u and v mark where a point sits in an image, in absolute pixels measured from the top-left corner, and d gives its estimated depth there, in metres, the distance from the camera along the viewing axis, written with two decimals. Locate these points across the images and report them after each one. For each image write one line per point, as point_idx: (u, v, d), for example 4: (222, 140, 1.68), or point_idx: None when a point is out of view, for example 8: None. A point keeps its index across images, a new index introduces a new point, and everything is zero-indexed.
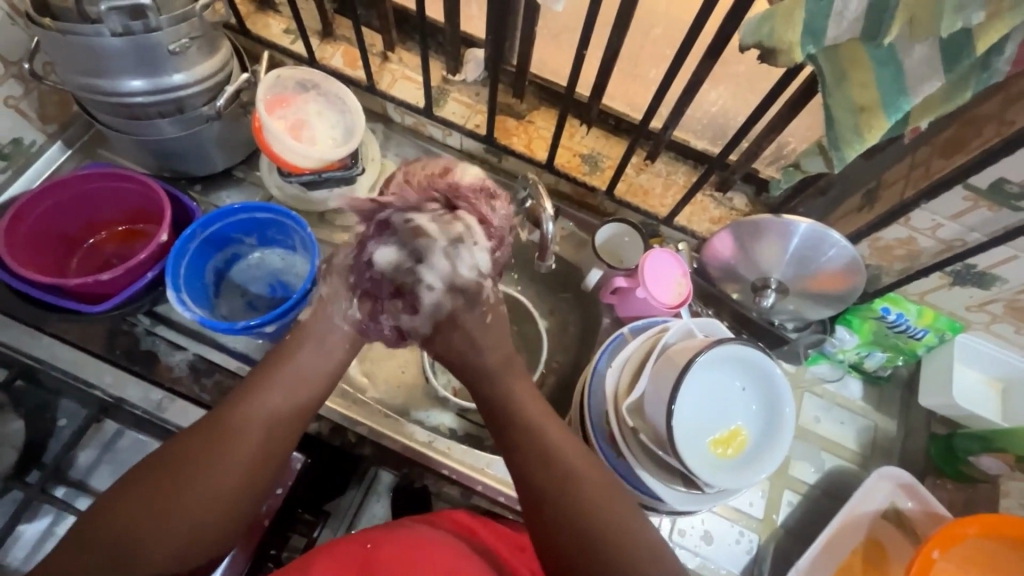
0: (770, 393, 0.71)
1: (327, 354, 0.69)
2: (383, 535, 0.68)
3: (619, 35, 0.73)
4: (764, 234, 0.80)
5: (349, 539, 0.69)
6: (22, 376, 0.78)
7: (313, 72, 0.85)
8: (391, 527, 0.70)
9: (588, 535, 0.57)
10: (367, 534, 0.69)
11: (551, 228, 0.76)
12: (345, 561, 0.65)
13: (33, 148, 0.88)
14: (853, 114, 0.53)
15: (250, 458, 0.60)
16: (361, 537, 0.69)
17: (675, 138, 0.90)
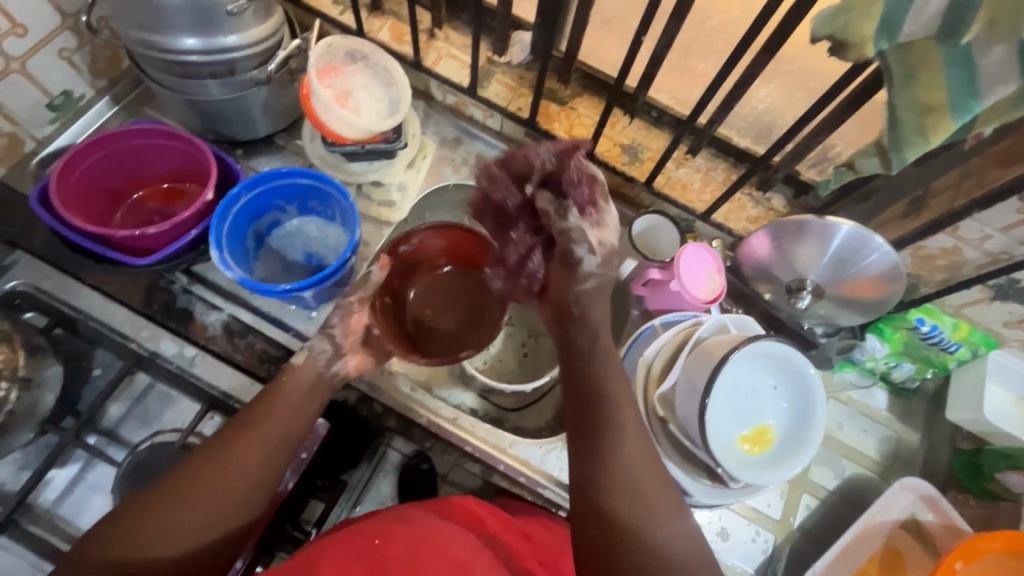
0: (803, 390, 0.70)
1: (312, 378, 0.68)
2: (393, 529, 0.62)
3: (676, 25, 0.72)
4: (805, 235, 0.79)
5: (349, 535, 0.62)
6: (60, 324, 0.80)
7: (363, 43, 0.85)
8: (398, 520, 0.64)
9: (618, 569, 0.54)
10: (376, 526, 0.63)
11: None
12: (353, 556, 0.59)
13: (82, 102, 0.89)
14: (919, 115, 0.52)
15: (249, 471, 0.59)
16: (359, 531, 0.63)
17: (718, 135, 0.90)
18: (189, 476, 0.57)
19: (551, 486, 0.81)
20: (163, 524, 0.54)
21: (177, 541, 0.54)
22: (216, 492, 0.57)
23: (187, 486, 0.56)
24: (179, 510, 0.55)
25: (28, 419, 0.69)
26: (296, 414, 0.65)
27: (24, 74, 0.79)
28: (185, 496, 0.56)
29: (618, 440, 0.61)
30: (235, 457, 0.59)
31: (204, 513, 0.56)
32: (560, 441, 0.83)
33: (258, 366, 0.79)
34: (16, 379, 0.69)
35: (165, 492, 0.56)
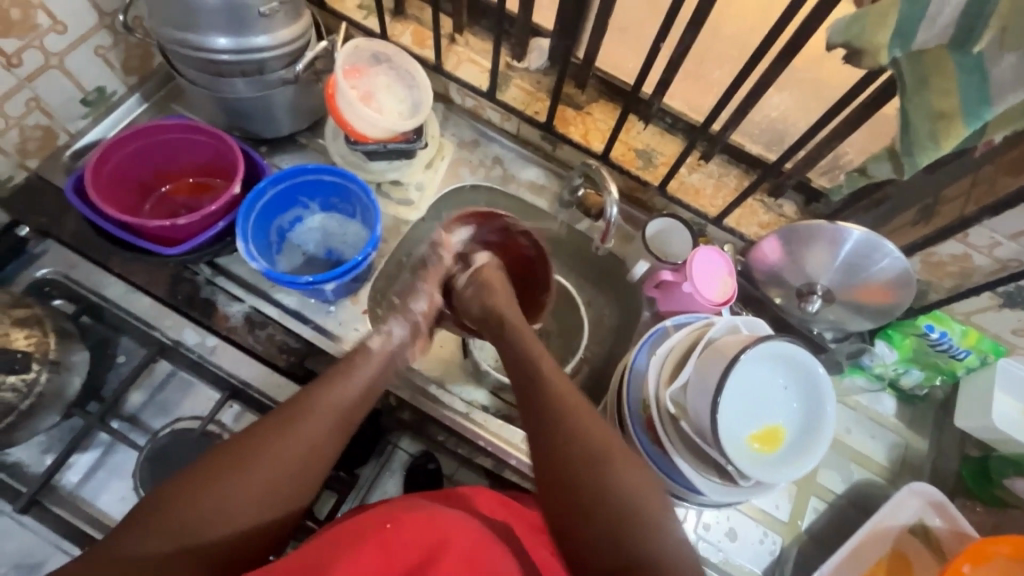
0: (815, 391, 0.72)
1: (380, 362, 0.72)
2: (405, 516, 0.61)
3: (692, 33, 0.74)
4: (816, 241, 0.81)
5: (353, 525, 0.61)
6: (88, 312, 0.82)
7: (388, 46, 0.87)
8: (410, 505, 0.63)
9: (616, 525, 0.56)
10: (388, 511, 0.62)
11: (616, 212, 0.81)
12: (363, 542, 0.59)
13: (114, 98, 0.92)
14: (931, 121, 0.54)
15: (319, 445, 0.62)
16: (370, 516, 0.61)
17: (731, 141, 0.92)
18: (264, 446, 0.59)
19: None
20: (241, 487, 0.57)
21: (253, 504, 0.57)
22: (293, 459, 0.60)
23: (270, 449, 0.60)
24: (258, 475, 0.58)
25: (56, 401, 0.71)
26: (364, 394, 0.69)
27: (62, 70, 0.82)
28: (263, 459, 0.59)
29: (593, 439, 0.61)
30: (311, 429, 0.62)
31: (280, 480, 0.59)
32: None
33: (279, 357, 0.81)
34: (47, 362, 0.71)
35: (245, 455, 0.59)
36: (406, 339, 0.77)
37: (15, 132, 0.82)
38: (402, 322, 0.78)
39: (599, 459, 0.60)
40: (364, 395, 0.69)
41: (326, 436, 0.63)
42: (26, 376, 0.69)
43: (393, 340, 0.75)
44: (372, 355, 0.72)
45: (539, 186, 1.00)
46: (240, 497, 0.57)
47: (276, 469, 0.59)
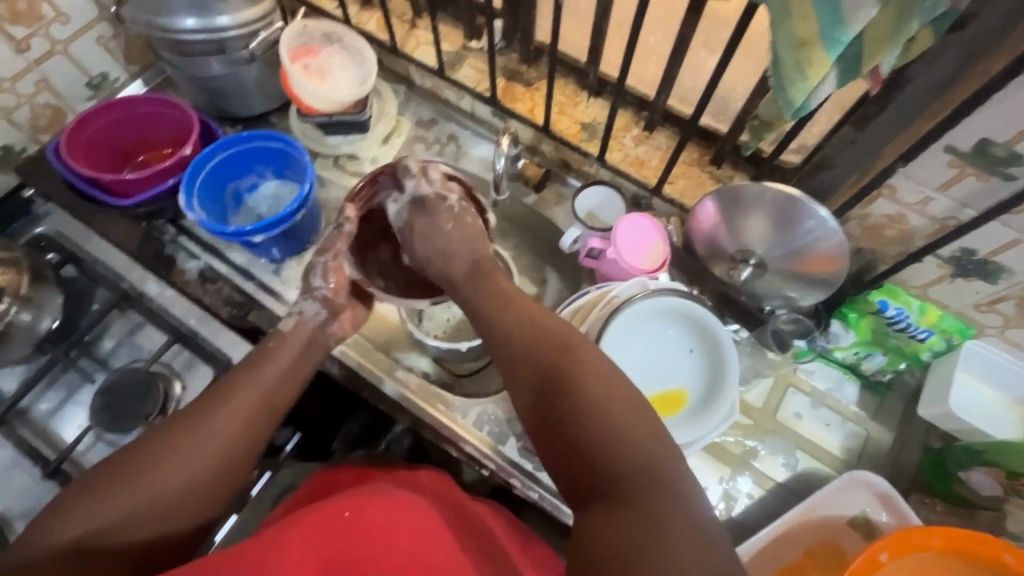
0: (719, 359, 0.68)
1: (297, 346, 0.72)
2: (363, 502, 0.58)
3: None
4: (745, 206, 0.78)
5: (317, 507, 0.58)
6: (72, 263, 0.92)
7: (337, 26, 0.94)
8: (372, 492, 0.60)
9: (619, 507, 0.51)
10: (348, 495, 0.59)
11: (501, 164, 0.87)
12: (320, 532, 0.56)
13: (117, 84, 1.05)
14: (795, 50, 0.51)
15: (229, 436, 0.63)
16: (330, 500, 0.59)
17: (673, 110, 0.89)
18: (164, 442, 0.61)
19: (475, 443, 0.83)
20: (154, 479, 0.58)
21: (168, 494, 0.59)
22: (210, 447, 0.62)
23: (176, 446, 0.60)
24: (172, 464, 0.59)
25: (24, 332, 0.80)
26: (284, 380, 0.70)
27: (67, 56, 0.95)
28: (176, 460, 0.60)
29: (607, 419, 0.55)
30: (231, 414, 0.64)
31: (191, 473, 0.60)
32: (491, 400, 0.85)
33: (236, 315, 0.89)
34: (18, 297, 0.81)
35: (154, 448, 0.60)
36: (325, 315, 0.76)
37: (26, 109, 0.95)
38: (313, 301, 0.76)
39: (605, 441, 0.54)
40: (284, 384, 0.69)
41: (235, 431, 0.63)
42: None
43: (308, 319, 0.75)
44: (289, 338, 0.73)
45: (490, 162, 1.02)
46: (154, 483, 0.58)
47: (176, 472, 0.59)
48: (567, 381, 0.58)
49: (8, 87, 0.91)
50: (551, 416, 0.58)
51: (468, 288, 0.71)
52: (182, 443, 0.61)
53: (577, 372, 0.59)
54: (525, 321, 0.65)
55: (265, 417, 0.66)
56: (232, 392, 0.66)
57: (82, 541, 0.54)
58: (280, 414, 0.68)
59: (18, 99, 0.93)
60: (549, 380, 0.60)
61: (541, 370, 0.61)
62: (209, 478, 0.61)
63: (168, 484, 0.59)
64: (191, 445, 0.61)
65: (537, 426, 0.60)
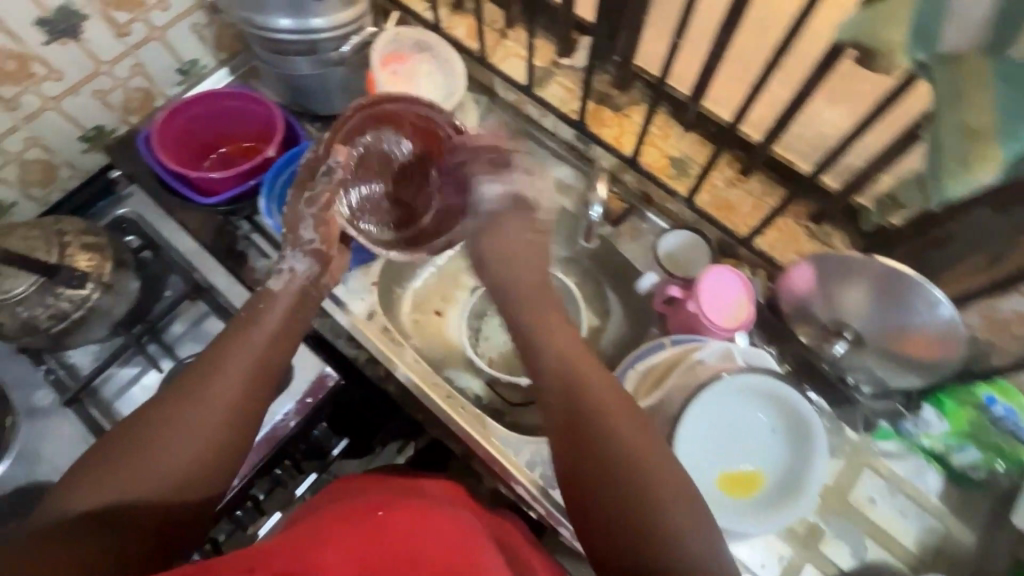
0: (806, 448, 0.63)
1: (287, 303, 0.70)
2: (397, 506, 0.58)
3: (726, 30, 0.69)
4: (850, 277, 0.72)
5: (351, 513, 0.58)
6: (149, 249, 0.94)
7: (430, 34, 0.91)
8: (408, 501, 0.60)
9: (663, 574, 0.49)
10: (380, 502, 0.59)
11: (598, 212, 0.82)
12: (352, 530, 0.55)
13: (205, 70, 1.06)
14: (964, 139, 0.45)
15: (227, 401, 0.59)
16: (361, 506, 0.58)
17: (775, 156, 0.83)
18: (162, 413, 0.57)
19: (526, 484, 0.81)
20: (155, 460, 0.54)
21: (168, 474, 0.54)
22: (206, 419, 0.58)
23: (177, 417, 0.57)
24: (171, 444, 0.55)
25: (103, 317, 0.83)
26: (277, 344, 0.66)
27: (162, 42, 0.96)
28: (176, 430, 0.56)
29: (642, 483, 0.53)
30: (226, 378, 0.60)
31: (191, 445, 0.56)
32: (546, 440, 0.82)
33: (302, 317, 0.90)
34: (100, 283, 0.82)
35: (147, 431, 0.56)
36: (316, 272, 0.74)
37: (120, 92, 0.97)
38: (301, 255, 0.74)
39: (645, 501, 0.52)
40: (278, 343, 0.67)
41: (231, 392, 0.60)
42: (80, 292, 0.80)
43: (299, 277, 0.72)
44: (277, 297, 0.70)
45: (567, 186, 0.98)
46: (153, 458, 0.54)
47: (176, 445, 0.55)
48: (598, 435, 0.55)
49: (107, 70, 0.92)
50: (579, 464, 0.55)
51: (530, 301, 0.69)
52: (186, 411, 0.57)
53: (610, 421, 0.56)
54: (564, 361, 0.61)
55: (262, 382, 0.63)
56: (225, 354, 0.63)
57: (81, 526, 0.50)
58: (275, 377, 0.65)
59: (114, 82, 0.95)
60: (574, 426, 0.56)
61: (564, 399, 0.58)
62: (212, 449, 0.57)
63: (169, 457, 0.55)
64: (195, 413, 0.57)
65: (563, 466, 0.57)
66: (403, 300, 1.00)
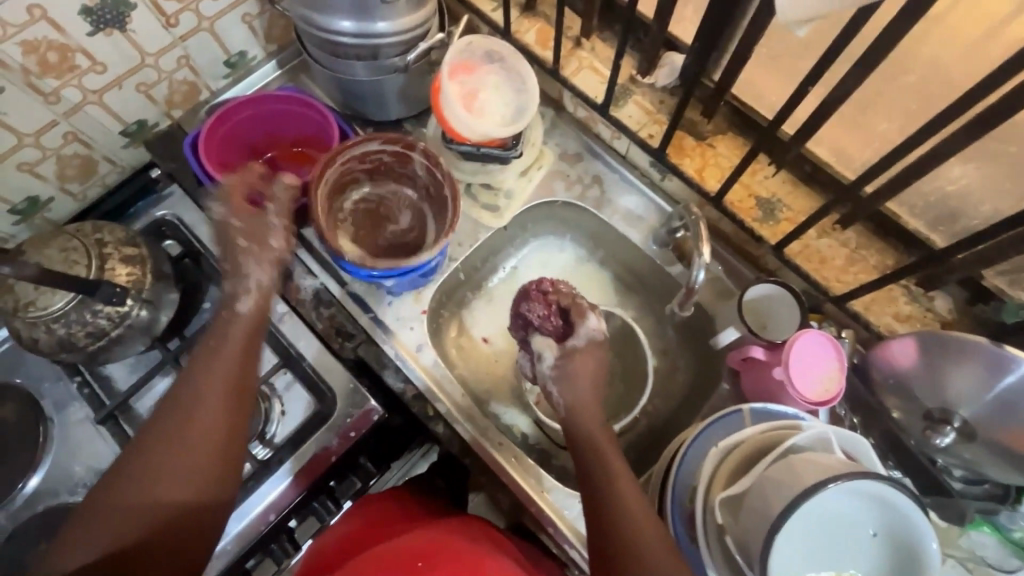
0: (910, 532, 0.56)
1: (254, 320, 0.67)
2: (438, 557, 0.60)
3: (861, 75, 0.60)
4: (965, 360, 0.64)
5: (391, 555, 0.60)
6: (190, 257, 0.89)
7: (503, 46, 0.83)
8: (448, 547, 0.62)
9: None
10: (423, 549, 0.61)
11: (701, 276, 0.72)
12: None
13: (253, 63, 0.98)
14: None
15: (213, 425, 0.59)
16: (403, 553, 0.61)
17: (883, 210, 0.74)
18: (150, 450, 0.57)
19: (578, 546, 0.76)
20: (155, 492, 0.55)
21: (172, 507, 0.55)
22: (195, 448, 0.58)
23: (163, 454, 0.57)
24: (168, 476, 0.56)
25: (143, 334, 0.78)
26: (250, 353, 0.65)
27: (212, 33, 0.88)
28: (169, 463, 0.56)
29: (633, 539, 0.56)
30: (205, 403, 0.60)
31: (188, 476, 0.57)
32: None
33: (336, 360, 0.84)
34: (141, 300, 0.77)
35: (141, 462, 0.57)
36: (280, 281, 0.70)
37: (165, 85, 0.90)
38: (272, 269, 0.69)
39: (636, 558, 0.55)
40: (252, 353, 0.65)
41: (215, 416, 0.59)
42: (120, 308, 0.75)
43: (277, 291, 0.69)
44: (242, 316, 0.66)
45: (636, 217, 0.90)
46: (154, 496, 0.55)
47: (172, 479, 0.56)
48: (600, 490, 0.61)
49: (152, 62, 0.85)
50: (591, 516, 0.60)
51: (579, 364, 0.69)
52: (175, 444, 0.57)
53: (613, 475, 0.61)
54: (580, 418, 0.67)
55: (241, 396, 0.62)
56: (200, 377, 0.61)
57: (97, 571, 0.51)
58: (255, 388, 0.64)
59: (159, 75, 0.88)
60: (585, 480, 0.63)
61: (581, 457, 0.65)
62: (209, 472, 0.58)
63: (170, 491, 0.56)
64: (183, 443, 0.57)
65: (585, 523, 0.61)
66: (450, 327, 0.93)
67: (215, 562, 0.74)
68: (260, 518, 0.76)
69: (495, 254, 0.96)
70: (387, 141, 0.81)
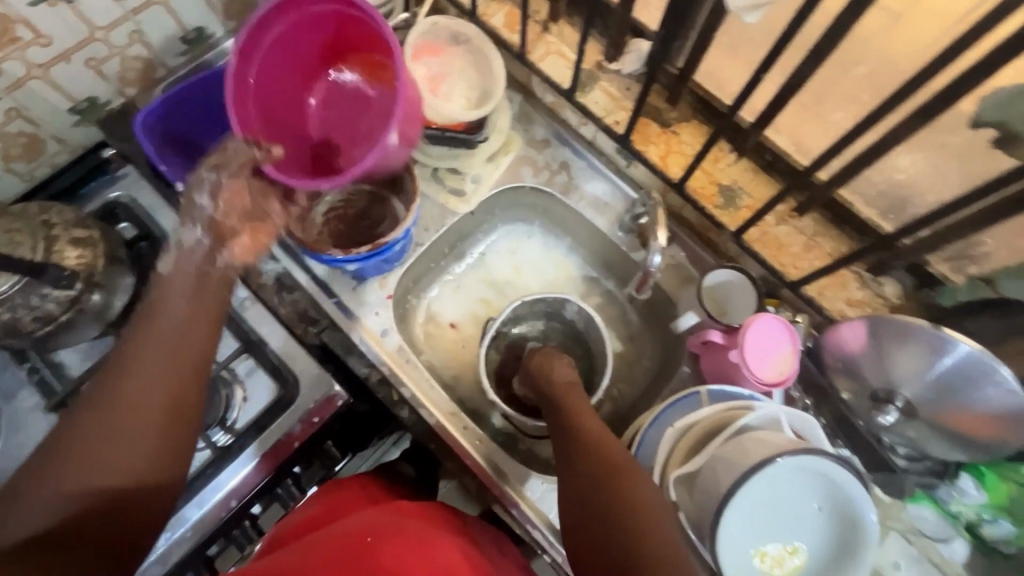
0: (849, 506, 0.58)
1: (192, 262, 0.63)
2: (387, 530, 0.61)
3: (814, 63, 0.62)
4: (911, 343, 0.66)
5: (340, 535, 0.60)
6: (145, 240, 0.86)
7: (470, 28, 0.83)
8: (398, 524, 0.62)
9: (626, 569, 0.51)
10: (371, 524, 0.61)
11: (657, 261, 0.75)
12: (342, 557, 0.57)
13: (212, 40, 0.95)
14: None
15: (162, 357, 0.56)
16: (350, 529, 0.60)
17: (838, 198, 0.77)
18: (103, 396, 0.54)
19: (542, 527, 0.77)
20: (112, 442, 0.52)
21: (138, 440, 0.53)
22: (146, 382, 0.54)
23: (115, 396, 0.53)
24: (132, 421, 0.53)
25: (95, 319, 0.76)
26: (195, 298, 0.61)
27: (166, 7, 0.85)
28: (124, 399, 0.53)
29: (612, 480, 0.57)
30: (150, 342, 0.56)
31: (143, 410, 0.54)
32: None
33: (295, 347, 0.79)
34: (92, 283, 0.74)
35: (101, 398, 0.54)
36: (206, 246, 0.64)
37: (117, 61, 0.86)
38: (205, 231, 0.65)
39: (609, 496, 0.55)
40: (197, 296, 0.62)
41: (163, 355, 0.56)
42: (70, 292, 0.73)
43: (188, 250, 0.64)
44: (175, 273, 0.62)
45: (602, 203, 0.91)
46: (114, 433, 0.52)
47: (130, 414, 0.53)
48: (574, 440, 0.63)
49: (102, 36, 0.82)
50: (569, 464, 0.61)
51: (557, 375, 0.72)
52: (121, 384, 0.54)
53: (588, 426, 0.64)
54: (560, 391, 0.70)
55: (194, 335, 0.59)
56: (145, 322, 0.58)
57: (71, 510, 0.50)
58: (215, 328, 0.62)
59: (110, 50, 0.84)
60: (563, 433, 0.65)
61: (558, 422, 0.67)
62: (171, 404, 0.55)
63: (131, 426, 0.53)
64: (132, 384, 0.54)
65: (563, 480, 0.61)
66: (417, 312, 0.93)
67: (175, 548, 0.74)
68: (221, 505, 0.75)
69: (462, 240, 0.96)
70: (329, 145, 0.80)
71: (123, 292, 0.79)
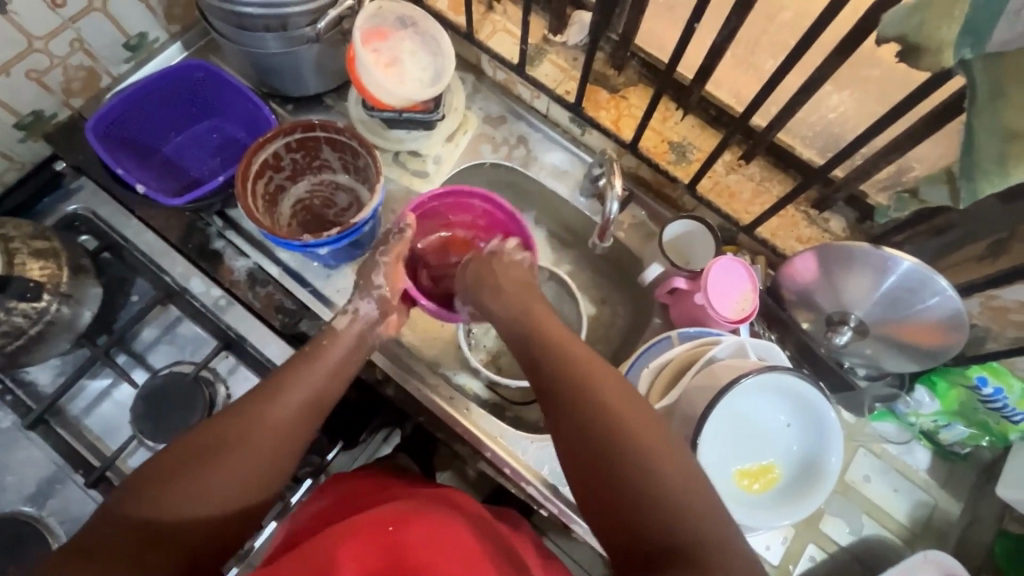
0: (815, 420, 0.63)
1: (346, 345, 0.66)
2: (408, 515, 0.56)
3: (740, 14, 0.66)
4: (857, 266, 0.71)
5: (357, 522, 0.54)
6: (109, 250, 0.85)
7: (415, 10, 0.84)
8: (418, 506, 0.58)
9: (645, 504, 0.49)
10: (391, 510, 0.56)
11: (614, 207, 0.76)
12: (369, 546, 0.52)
13: (156, 45, 0.94)
14: (1001, 141, 0.47)
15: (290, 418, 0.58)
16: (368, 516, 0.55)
17: (778, 142, 0.82)
18: (236, 437, 0.55)
19: (536, 483, 0.80)
20: (226, 482, 0.53)
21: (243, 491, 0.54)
22: (271, 437, 0.57)
23: (248, 441, 0.55)
24: (248, 470, 0.54)
25: (64, 331, 0.75)
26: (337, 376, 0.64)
27: (104, 14, 0.84)
28: (250, 447, 0.55)
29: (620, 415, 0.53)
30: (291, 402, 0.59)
31: (259, 466, 0.55)
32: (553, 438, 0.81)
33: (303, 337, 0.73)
34: (59, 294, 0.74)
35: (234, 438, 0.55)
36: (378, 319, 0.71)
37: (59, 71, 0.85)
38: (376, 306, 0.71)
39: (619, 426, 0.53)
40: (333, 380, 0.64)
41: (294, 426, 0.58)
42: (37, 304, 0.72)
43: (365, 321, 0.69)
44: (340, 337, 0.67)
45: (561, 171, 0.94)
46: (227, 477, 0.53)
47: (250, 466, 0.54)
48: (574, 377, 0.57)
49: (41, 47, 0.80)
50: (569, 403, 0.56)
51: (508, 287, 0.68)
52: (252, 434, 0.56)
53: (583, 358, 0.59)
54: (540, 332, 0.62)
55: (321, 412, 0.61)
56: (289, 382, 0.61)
57: (168, 538, 0.50)
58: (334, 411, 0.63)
59: (51, 60, 0.83)
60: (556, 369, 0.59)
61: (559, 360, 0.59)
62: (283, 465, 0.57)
63: (245, 473, 0.54)
64: (264, 438, 0.56)
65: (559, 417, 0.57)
66: None
67: None
68: None
69: None
70: (288, 135, 0.80)
71: (90, 301, 0.78)
